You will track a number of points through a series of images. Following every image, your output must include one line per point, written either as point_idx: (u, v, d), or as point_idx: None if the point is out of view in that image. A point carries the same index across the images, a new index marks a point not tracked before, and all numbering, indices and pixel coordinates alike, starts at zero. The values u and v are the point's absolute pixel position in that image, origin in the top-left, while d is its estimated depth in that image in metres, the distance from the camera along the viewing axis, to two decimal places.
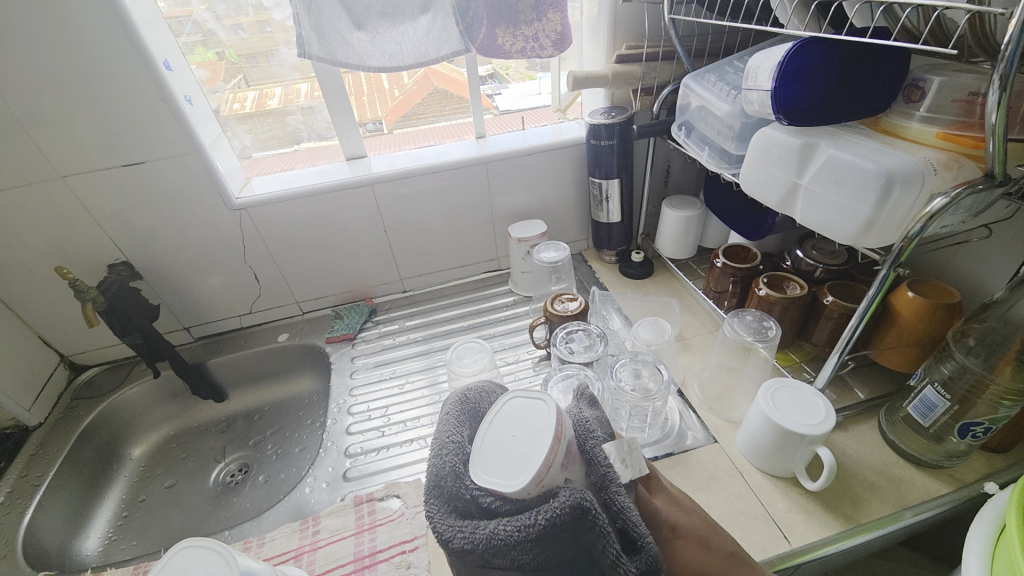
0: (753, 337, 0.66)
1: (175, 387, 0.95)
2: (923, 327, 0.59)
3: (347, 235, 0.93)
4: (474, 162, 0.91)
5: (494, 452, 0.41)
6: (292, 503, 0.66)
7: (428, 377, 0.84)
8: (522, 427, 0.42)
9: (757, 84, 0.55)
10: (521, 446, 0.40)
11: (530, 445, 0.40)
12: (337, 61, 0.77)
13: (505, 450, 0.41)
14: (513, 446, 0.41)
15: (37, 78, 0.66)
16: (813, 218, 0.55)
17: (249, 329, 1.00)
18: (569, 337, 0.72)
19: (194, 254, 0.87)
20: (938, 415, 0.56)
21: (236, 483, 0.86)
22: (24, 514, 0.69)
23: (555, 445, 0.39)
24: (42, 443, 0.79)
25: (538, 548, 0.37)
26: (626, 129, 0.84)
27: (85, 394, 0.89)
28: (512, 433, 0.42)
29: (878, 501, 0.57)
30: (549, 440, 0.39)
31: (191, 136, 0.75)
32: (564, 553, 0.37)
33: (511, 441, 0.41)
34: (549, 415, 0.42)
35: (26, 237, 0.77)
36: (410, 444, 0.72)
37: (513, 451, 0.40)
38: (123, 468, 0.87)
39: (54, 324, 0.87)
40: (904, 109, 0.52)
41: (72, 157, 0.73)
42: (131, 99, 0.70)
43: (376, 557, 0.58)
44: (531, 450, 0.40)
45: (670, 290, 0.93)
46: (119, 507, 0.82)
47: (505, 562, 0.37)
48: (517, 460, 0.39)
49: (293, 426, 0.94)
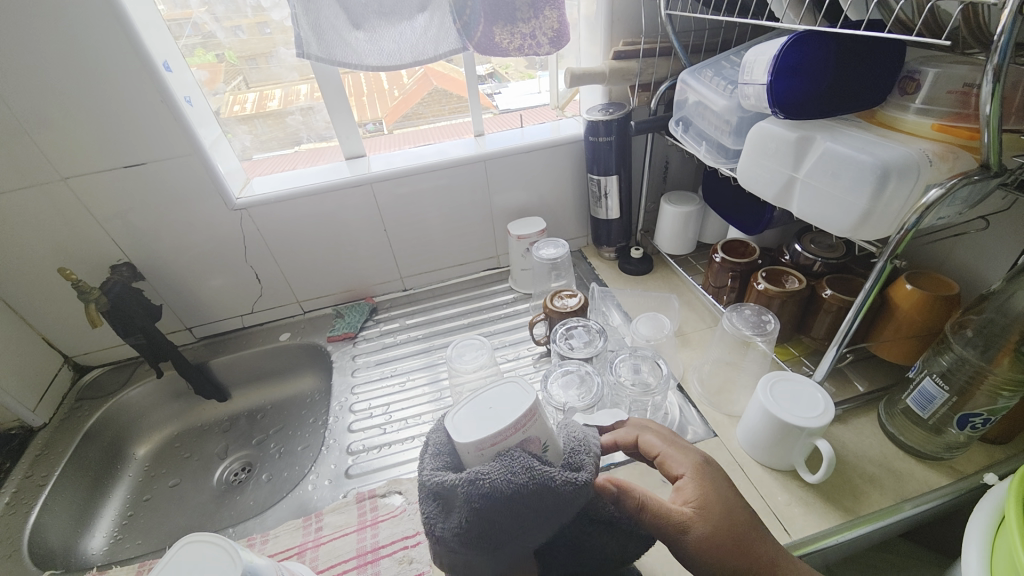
0: (752, 331, 0.66)
1: (178, 387, 0.95)
2: (922, 319, 0.59)
3: (348, 234, 0.93)
4: (473, 161, 0.91)
5: (462, 411, 0.41)
6: (295, 500, 0.67)
7: (429, 375, 0.84)
8: (500, 399, 0.40)
9: (753, 78, 0.55)
10: (483, 418, 0.40)
11: (486, 424, 0.39)
12: (335, 61, 0.78)
13: (477, 414, 0.40)
14: (486, 411, 0.40)
15: (38, 83, 0.66)
16: (810, 212, 0.55)
17: (250, 329, 1.00)
18: (569, 333, 0.72)
19: (194, 256, 0.88)
20: (937, 407, 0.56)
21: (239, 481, 0.87)
22: (29, 514, 0.70)
23: (505, 435, 0.38)
24: (47, 444, 0.80)
25: (475, 525, 0.39)
26: (624, 125, 0.84)
27: (89, 395, 0.89)
28: (490, 402, 0.40)
29: (877, 493, 0.57)
30: (504, 426, 0.38)
31: (191, 137, 0.76)
32: (494, 519, 0.39)
33: (482, 409, 0.40)
34: (518, 410, 0.39)
35: (28, 239, 0.78)
36: (410, 441, 0.72)
37: (473, 417, 0.40)
38: (127, 468, 0.88)
39: (58, 326, 0.87)
40: (900, 102, 0.51)
41: (73, 159, 0.73)
42: (132, 100, 0.71)
43: (379, 553, 0.58)
44: (487, 424, 0.39)
45: (670, 286, 0.93)
46: (124, 506, 0.83)
47: (467, 538, 0.40)
48: (476, 423, 0.39)
49: (296, 425, 0.94)
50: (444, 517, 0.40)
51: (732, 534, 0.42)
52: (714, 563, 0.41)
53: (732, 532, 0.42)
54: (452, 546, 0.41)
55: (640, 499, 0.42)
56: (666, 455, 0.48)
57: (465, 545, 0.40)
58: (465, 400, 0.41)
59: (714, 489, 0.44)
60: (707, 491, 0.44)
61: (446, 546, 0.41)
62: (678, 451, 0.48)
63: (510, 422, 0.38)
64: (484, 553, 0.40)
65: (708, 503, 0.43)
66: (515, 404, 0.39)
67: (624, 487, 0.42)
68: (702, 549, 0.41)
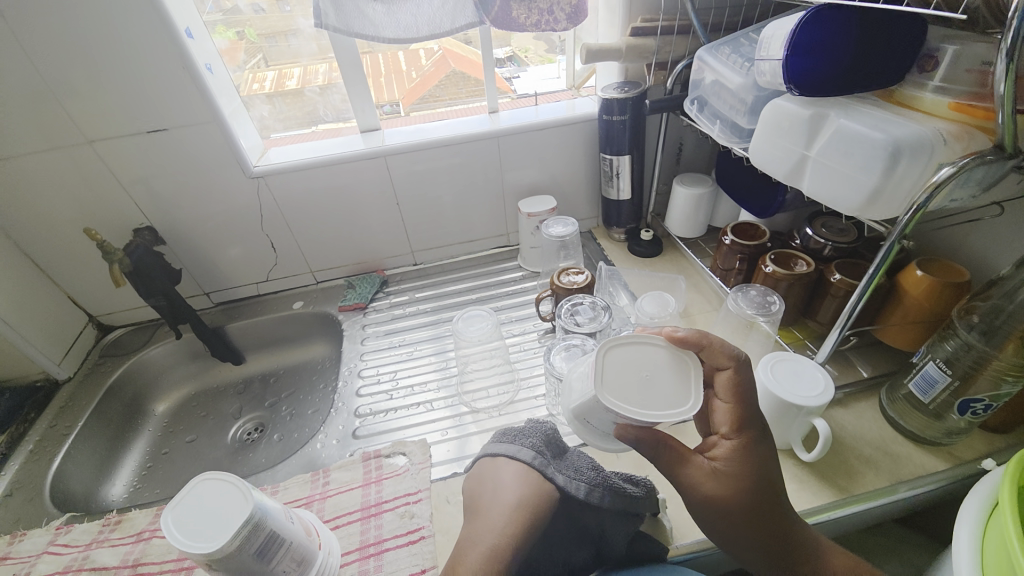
0: (756, 311, 0.67)
1: (196, 348, 0.98)
2: (930, 306, 0.59)
3: (361, 207, 0.95)
4: (487, 137, 0.91)
5: (620, 364, 0.45)
6: (304, 457, 0.70)
7: (436, 346, 0.86)
8: (656, 385, 0.44)
9: (770, 54, 0.55)
10: (630, 384, 0.44)
11: (631, 393, 0.43)
12: (353, 32, 0.78)
13: (630, 377, 0.44)
14: (638, 382, 0.44)
15: (67, 51, 0.69)
16: (821, 190, 0.54)
17: (265, 297, 1.03)
18: (575, 309, 0.73)
19: (213, 225, 0.91)
20: (938, 392, 0.56)
21: (252, 440, 0.90)
22: (52, 460, 0.74)
23: (637, 418, 0.42)
24: (71, 396, 0.84)
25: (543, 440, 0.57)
26: (638, 104, 0.83)
27: (112, 352, 0.93)
28: (647, 375, 0.45)
29: (872, 474, 0.58)
30: (641, 410, 0.42)
31: (212, 106, 0.78)
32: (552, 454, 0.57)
33: (636, 378, 0.44)
34: (663, 410, 0.42)
35: (54, 199, 0.81)
36: (416, 407, 0.75)
37: (623, 377, 0.44)
38: (148, 423, 0.92)
39: (83, 285, 0.91)
40: (918, 80, 0.51)
41: (98, 123, 0.75)
42: (154, 69, 0.73)
43: (382, 507, 0.60)
44: (628, 394, 0.43)
45: (678, 269, 0.94)
46: (144, 458, 0.87)
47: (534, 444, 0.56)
48: (621, 382, 0.44)
49: (307, 389, 0.97)
50: (528, 426, 0.58)
51: (749, 504, 0.44)
52: (719, 514, 0.45)
53: (746, 502, 0.44)
54: (519, 438, 0.57)
55: (652, 445, 0.44)
56: (727, 408, 0.47)
57: (524, 440, 0.56)
58: (631, 358, 0.46)
59: (750, 463, 0.45)
60: (742, 461, 0.45)
61: (513, 438, 0.57)
62: (740, 409, 0.47)
63: (648, 412, 0.42)
64: (533, 452, 0.55)
65: (736, 473, 0.45)
66: (667, 401, 0.43)
67: (640, 434, 0.44)
68: (710, 501, 0.45)
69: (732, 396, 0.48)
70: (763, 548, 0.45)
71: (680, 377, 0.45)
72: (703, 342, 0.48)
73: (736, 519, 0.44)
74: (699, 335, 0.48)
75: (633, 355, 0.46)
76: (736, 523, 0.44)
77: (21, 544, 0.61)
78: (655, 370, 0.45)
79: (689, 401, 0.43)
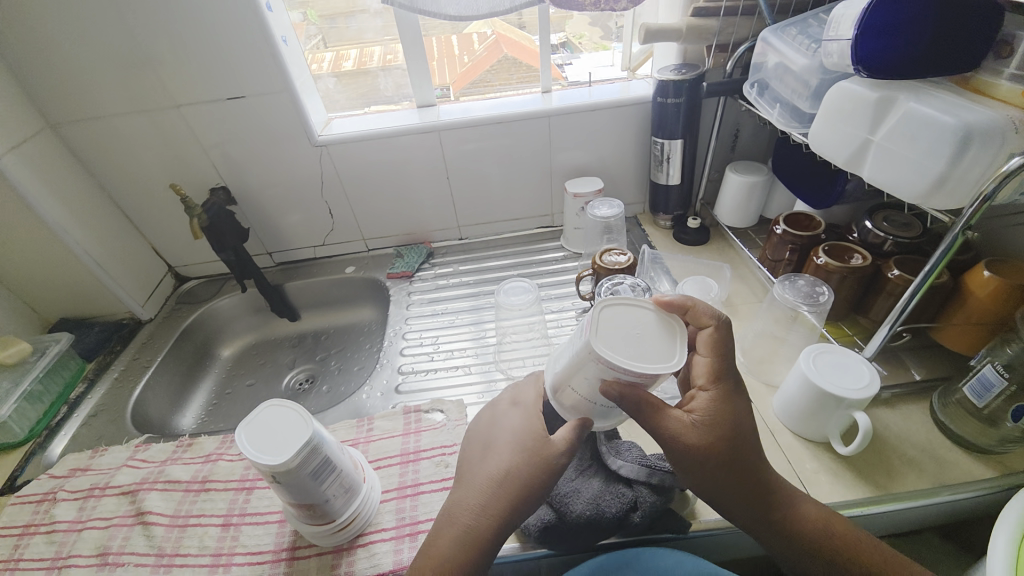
0: (803, 302, 0.66)
1: (258, 303, 1.07)
2: (995, 309, 0.57)
3: (413, 180, 0.99)
4: (540, 115, 0.93)
5: (611, 321, 0.44)
6: (351, 405, 0.75)
7: (474, 316, 0.90)
8: (646, 342, 0.43)
9: (838, 34, 0.54)
10: (620, 339, 0.42)
11: (621, 347, 0.42)
12: (415, 8, 0.81)
13: (620, 333, 0.43)
14: (628, 338, 0.43)
15: (163, 23, 0.76)
16: (881, 176, 0.53)
17: (321, 260, 1.10)
18: (615, 288, 0.74)
19: (279, 190, 0.97)
20: (994, 397, 0.54)
21: (303, 389, 0.98)
22: (135, 388, 0.83)
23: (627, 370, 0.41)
24: (151, 335, 0.94)
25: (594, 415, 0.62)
26: (696, 86, 0.82)
27: (186, 300, 1.03)
28: (637, 331, 0.43)
29: (914, 475, 0.57)
30: (632, 362, 0.40)
31: (285, 77, 0.83)
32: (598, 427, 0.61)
33: (627, 334, 0.43)
34: (653, 364, 0.41)
35: (145, 158, 0.90)
36: (455, 370, 0.79)
37: (613, 332, 0.43)
38: (214, 365, 1.02)
39: (165, 238, 1.01)
40: (994, 66, 0.48)
41: (184, 88, 0.83)
42: (233, 40, 0.79)
43: (420, 454, 0.65)
44: (618, 348, 0.42)
45: (725, 258, 0.92)
46: (211, 396, 0.96)
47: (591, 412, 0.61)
48: (611, 337, 0.42)
49: (354, 348, 1.04)
50: None
51: (724, 449, 0.47)
52: (697, 461, 0.47)
53: (721, 448, 0.47)
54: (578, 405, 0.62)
55: (640, 402, 0.43)
56: (706, 361, 0.49)
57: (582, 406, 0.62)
58: (620, 316, 0.44)
59: (726, 411, 0.48)
60: (718, 411, 0.48)
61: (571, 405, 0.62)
62: (718, 362, 0.49)
63: (640, 366, 0.41)
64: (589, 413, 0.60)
65: (714, 422, 0.47)
66: (656, 356, 0.42)
67: (626, 394, 0.43)
68: (691, 449, 0.47)
69: (711, 350, 0.49)
70: (740, 492, 0.47)
71: (668, 335, 0.44)
72: (687, 305, 0.48)
73: (713, 463, 0.47)
74: (683, 299, 0.49)
75: (622, 313, 0.45)
76: (711, 467, 0.47)
77: (101, 458, 0.70)
78: (644, 329, 0.44)
79: (678, 356, 0.42)
